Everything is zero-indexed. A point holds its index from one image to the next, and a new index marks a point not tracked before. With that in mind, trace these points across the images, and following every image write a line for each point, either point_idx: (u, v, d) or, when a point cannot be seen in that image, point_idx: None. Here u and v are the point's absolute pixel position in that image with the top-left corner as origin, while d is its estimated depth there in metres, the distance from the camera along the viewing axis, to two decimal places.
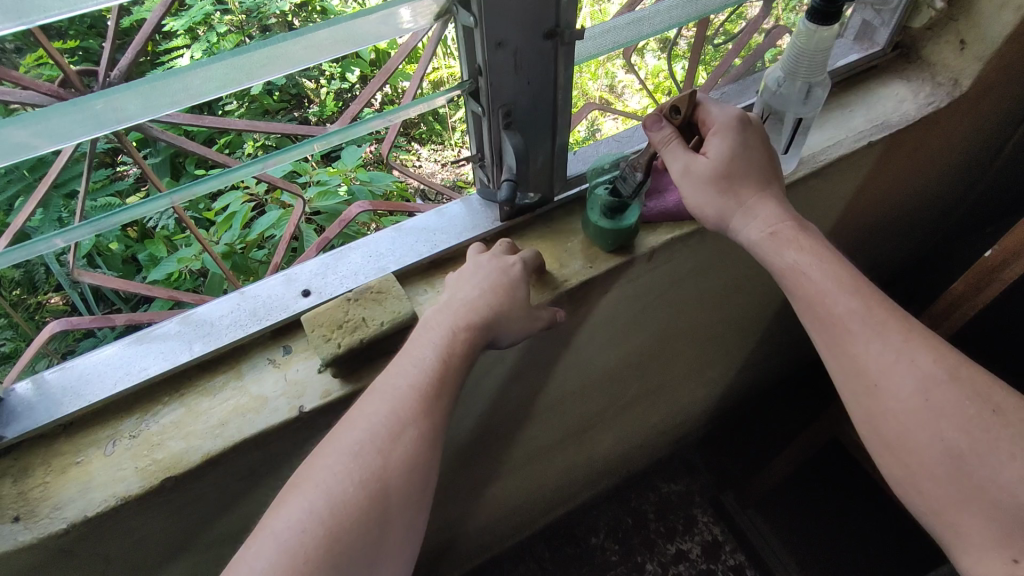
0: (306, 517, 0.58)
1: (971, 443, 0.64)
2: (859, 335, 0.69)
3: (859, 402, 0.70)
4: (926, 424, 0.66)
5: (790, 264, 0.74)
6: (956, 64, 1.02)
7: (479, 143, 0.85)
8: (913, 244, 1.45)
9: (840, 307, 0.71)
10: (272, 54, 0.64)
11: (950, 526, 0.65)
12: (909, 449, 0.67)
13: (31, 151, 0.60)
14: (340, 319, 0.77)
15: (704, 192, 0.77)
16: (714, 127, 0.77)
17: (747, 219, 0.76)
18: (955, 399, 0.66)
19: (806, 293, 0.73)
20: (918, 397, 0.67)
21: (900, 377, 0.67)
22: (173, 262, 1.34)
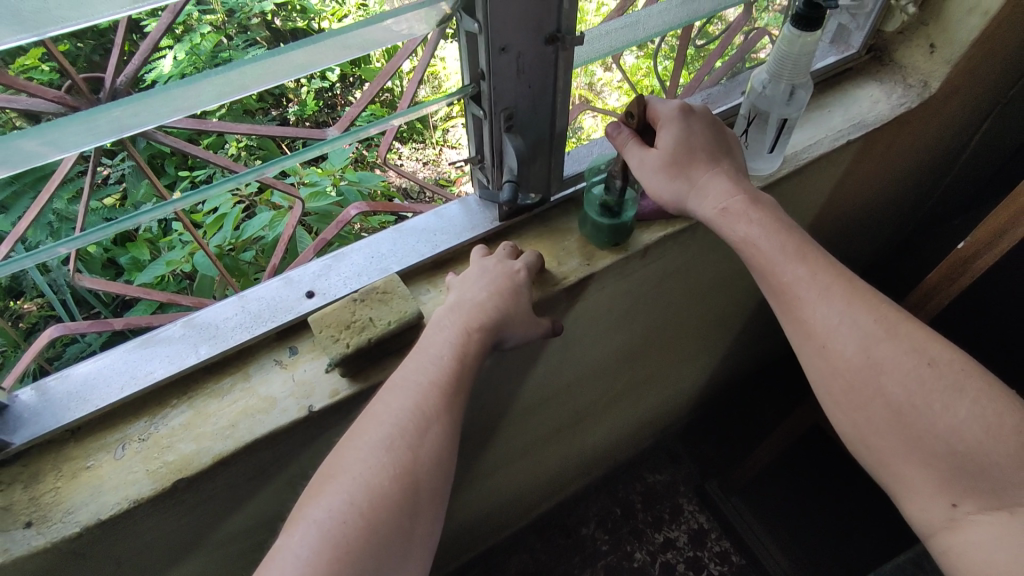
0: (345, 507, 0.60)
1: (908, 396, 0.68)
2: (808, 301, 0.72)
3: (812, 364, 0.74)
4: (869, 380, 0.69)
5: (741, 237, 0.76)
6: (926, 67, 1.08)
7: (479, 145, 0.87)
8: (884, 238, 1.51)
9: (787, 275, 0.73)
10: (278, 62, 0.65)
11: (896, 476, 0.70)
12: (852, 402, 0.71)
13: (41, 160, 0.61)
14: (347, 320, 0.79)
15: (658, 179, 0.79)
16: (661, 120, 0.81)
17: (700, 198, 0.79)
18: (894, 356, 0.69)
19: (757, 262, 0.75)
20: (861, 355, 0.70)
21: (844, 338, 0.70)
22: (161, 265, 1.32)
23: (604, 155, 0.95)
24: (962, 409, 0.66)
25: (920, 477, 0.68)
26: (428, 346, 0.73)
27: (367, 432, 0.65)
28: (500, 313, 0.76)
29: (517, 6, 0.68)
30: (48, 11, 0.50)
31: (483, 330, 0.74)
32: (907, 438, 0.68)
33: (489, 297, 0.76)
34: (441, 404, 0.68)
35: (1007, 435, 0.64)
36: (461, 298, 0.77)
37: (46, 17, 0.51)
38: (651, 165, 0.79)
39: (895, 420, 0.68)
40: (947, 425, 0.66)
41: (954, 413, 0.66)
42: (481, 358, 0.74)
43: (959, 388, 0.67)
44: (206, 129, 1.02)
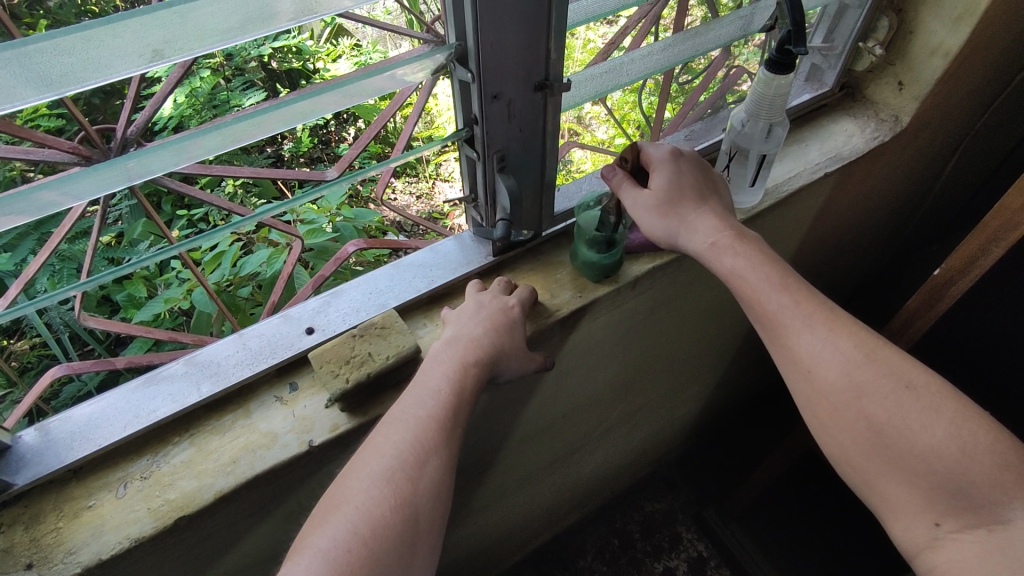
0: (348, 535, 0.61)
1: (888, 419, 0.70)
2: (793, 329, 0.75)
3: (797, 388, 0.76)
4: (852, 404, 0.72)
5: (729, 269, 0.79)
6: (896, 102, 1.14)
7: (472, 185, 0.91)
8: (867, 265, 1.56)
9: (773, 303, 0.77)
10: (284, 112, 0.69)
11: (880, 495, 0.72)
12: (835, 425, 0.73)
13: (57, 208, 0.64)
14: (347, 355, 0.81)
15: (650, 218, 0.82)
16: (653, 163, 0.85)
17: (690, 234, 0.82)
18: (876, 380, 0.72)
19: (743, 292, 0.79)
20: (843, 379, 0.73)
21: (827, 363, 0.73)
22: (159, 303, 1.33)
23: (594, 192, 0.99)
24: (939, 430, 0.69)
25: (904, 499, 0.70)
26: (426, 379, 0.75)
27: (367, 463, 0.67)
28: (496, 345, 0.79)
29: (508, 57, 0.72)
30: (73, 73, 0.54)
31: (479, 362, 0.76)
32: (889, 459, 0.70)
33: (485, 332, 0.79)
34: (440, 433, 0.70)
35: (982, 454, 0.67)
36: (461, 332, 0.79)
37: (68, 77, 0.54)
38: (644, 206, 0.82)
39: (877, 442, 0.71)
40: (923, 445, 0.69)
41: (930, 434, 0.69)
42: (479, 389, 0.76)
43: (936, 409, 0.70)
44: (211, 174, 1.06)
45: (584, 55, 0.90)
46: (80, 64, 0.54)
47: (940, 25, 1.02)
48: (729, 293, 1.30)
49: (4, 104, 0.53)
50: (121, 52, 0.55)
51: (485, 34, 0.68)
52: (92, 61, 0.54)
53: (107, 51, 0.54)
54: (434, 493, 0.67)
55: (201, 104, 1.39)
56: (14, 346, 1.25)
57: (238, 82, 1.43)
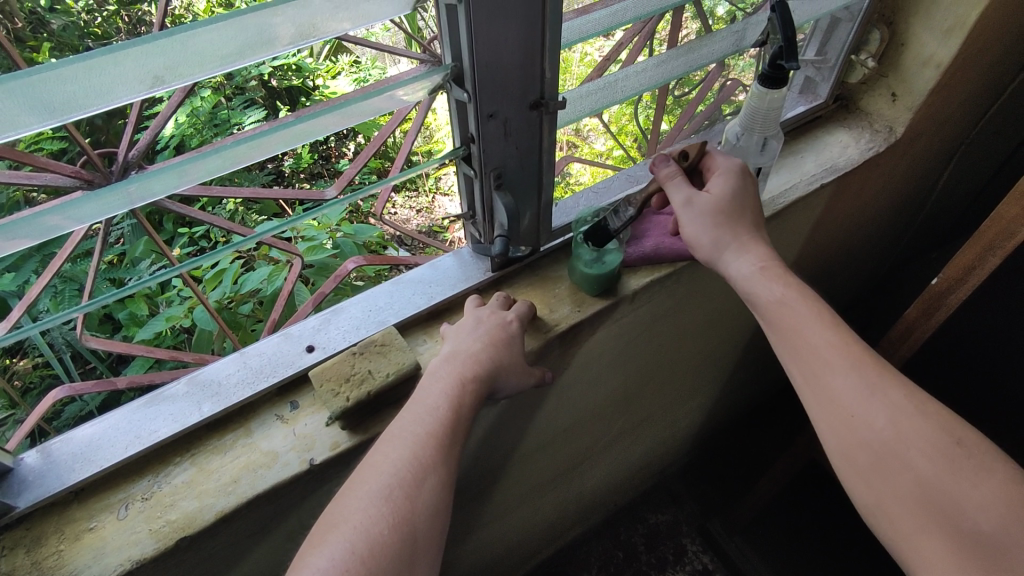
0: (346, 556, 0.61)
1: (934, 472, 0.69)
2: (839, 368, 0.74)
3: (834, 432, 0.74)
4: (895, 454, 0.71)
5: (779, 298, 0.79)
6: (890, 114, 1.14)
7: (470, 202, 0.92)
8: (867, 273, 1.56)
9: (821, 340, 0.76)
10: (283, 134, 0.69)
11: (882, 508, 0.72)
12: (876, 473, 0.71)
13: (61, 231, 0.65)
14: (346, 373, 0.81)
15: (702, 224, 0.83)
16: (718, 170, 0.86)
17: (738, 255, 0.82)
18: (923, 431, 0.71)
19: (789, 324, 0.78)
20: (890, 427, 0.71)
21: (875, 409, 0.72)
22: (161, 321, 1.33)
23: (592, 207, 1.00)
24: (987, 488, 0.67)
25: (934, 553, 0.67)
26: (424, 395, 0.75)
27: (366, 481, 0.67)
28: (493, 361, 0.79)
29: (503, 76, 0.73)
30: (75, 101, 0.55)
31: (476, 378, 0.77)
32: (929, 513, 0.68)
33: (482, 347, 0.80)
34: (438, 450, 0.70)
35: None
36: (459, 347, 0.80)
37: (70, 105, 0.55)
38: (692, 205, 0.83)
39: (919, 495, 0.69)
40: (970, 500, 0.67)
41: (973, 488, 0.67)
42: (476, 405, 0.76)
43: (986, 468, 0.68)
44: (211, 194, 1.07)
45: (583, 68, 0.91)
46: (82, 92, 0.55)
47: (931, 36, 1.03)
48: (729, 304, 1.30)
49: (7, 131, 0.54)
50: (122, 79, 0.56)
51: (481, 54, 0.69)
52: (93, 88, 0.55)
53: (108, 78, 0.55)
54: (432, 510, 0.67)
55: (201, 122, 1.39)
56: (16, 366, 1.26)
57: (238, 101, 1.45)
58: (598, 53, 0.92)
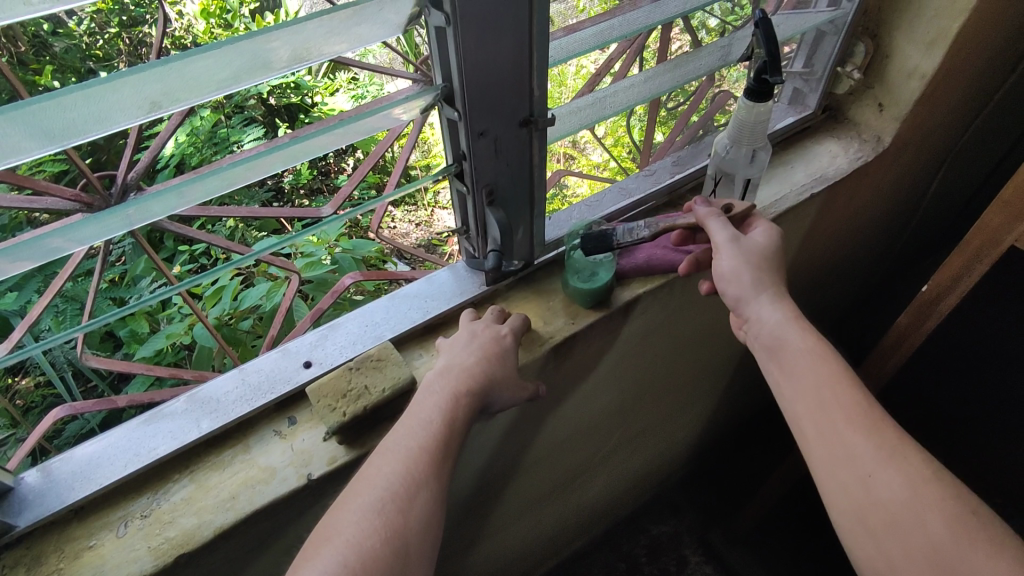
0: (339, 569, 0.61)
1: (950, 540, 0.63)
2: (860, 423, 0.71)
3: (845, 490, 0.70)
4: (914, 520, 0.65)
5: (808, 346, 0.78)
6: (878, 124, 1.16)
7: (463, 217, 0.93)
8: (863, 280, 1.57)
9: (845, 394, 0.73)
10: (279, 155, 0.71)
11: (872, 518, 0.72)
12: (887, 538, 0.66)
13: (62, 253, 0.66)
14: (344, 389, 0.82)
15: (746, 261, 0.84)
16: (756, 223, 0.90)
17: (771, 300, 0.82)
18: (941, 498, 0.65)
19: (814, 374, 0.76)
20: (905, 489, 0.67)
21: (892, 470, 0.68)
22: (161, 338, 1.34)
23: (584, 221, 1.01)
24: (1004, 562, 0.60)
25: None
26: (418, 409, 0.76)
27: (359, 495, 0.68)
28: (486, 375, 0.80)
29: (493, 95, 0.75)
30: (74, 127, 0.57)
31: (469, 392, 0.78)
32: None
33: (475, 361, 0.81)
34: (431, 463, 0.71)
35: None
36: (451, 360, 0.81)
37: (68, 131, 0.56)
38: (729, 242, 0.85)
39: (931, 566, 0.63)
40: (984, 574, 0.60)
41: (987, 560, 0.61)
42: (470, 418, 0.77)
43: (1002, 541, 0.62)
44: (209, 213, 1.08)
45: (577, 80, 0.92)
46: (81, 119, 0.56)
47: (915, 48, 1.05)
48: (724, 313, 1.31)
49: (9, 157, 0.55)
50: (120, 105, 0.57)
51: (472, 75, 0.71)
52: (92, 115, 0.57)
53: (106, 105, 0.56)
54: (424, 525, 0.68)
55: (201, 141, 1.44)
56: (18, 385, 1.27)
57: (238, 119, 1.47)
58: (591, 64, 0.92)
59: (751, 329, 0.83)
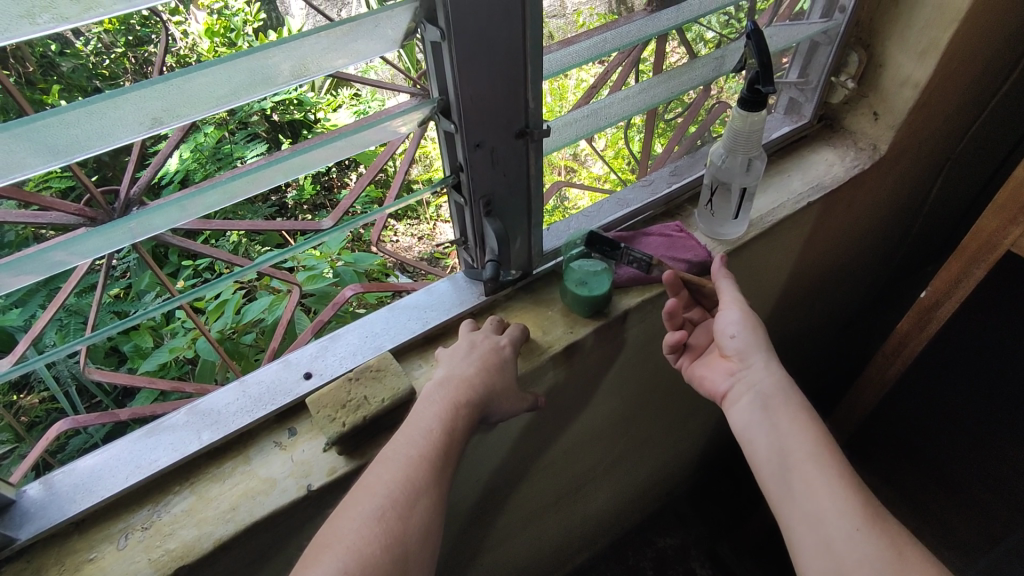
0: None
1: None
2: (849, 483, 0.74)
3: (827, 544, 0.70)
4: None
5: (804, 407, 0.82)
6: (874, 132, 1.17)
7: (461, 228, 0.94)
8: (864, 289, 1.57)
9: (837, 455, 0.77)
10: (279, 168, 0.72)
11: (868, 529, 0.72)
12: None
13: (65, 267, 0.67)
14: (343, 399, 0.83)
15: (757, 324, 0.88)
16: None
17: (772, 361, 0.86)
18: (922, 562, 0.67)
19: (809, 430, 0.79)
20: (889, 551, 0.68)
21: (877, 531, 0.69)
22: (165, 353, 1.35)
23: (582, 230, 1.02)
24: None
25: None
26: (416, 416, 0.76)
27: (359, 502, 0.68)
28: (482, 382, 0.80)
29: (489, 110, 0.76)
30: (78, 143, 0.58)
31: (466, 400, 0.78)
32: None
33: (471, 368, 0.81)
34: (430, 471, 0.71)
35: None
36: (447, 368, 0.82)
37: (71, 146, 0.57)
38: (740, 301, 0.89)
39: None
40: None
41: None
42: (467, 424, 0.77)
43: None
44: (211, 227, 1.10)
45: (578, 93, 0.93)
46: (85, 135, 0.57)
47: (907, 57, 1.06)
48: None
49: (14, 173, 0.56)
50: (122, 121, 0.58)
51: (467, 90, 0.73)
52: (96, 131, 0.58)
53: (109, 121, 0.58)
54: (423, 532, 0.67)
55: (205, 157, 1.46)
56: (23, 401, 1.28)
57: (242, 135, 1.50)
58: (591, 73, 0.93)
59: (751, 379, 0.85)
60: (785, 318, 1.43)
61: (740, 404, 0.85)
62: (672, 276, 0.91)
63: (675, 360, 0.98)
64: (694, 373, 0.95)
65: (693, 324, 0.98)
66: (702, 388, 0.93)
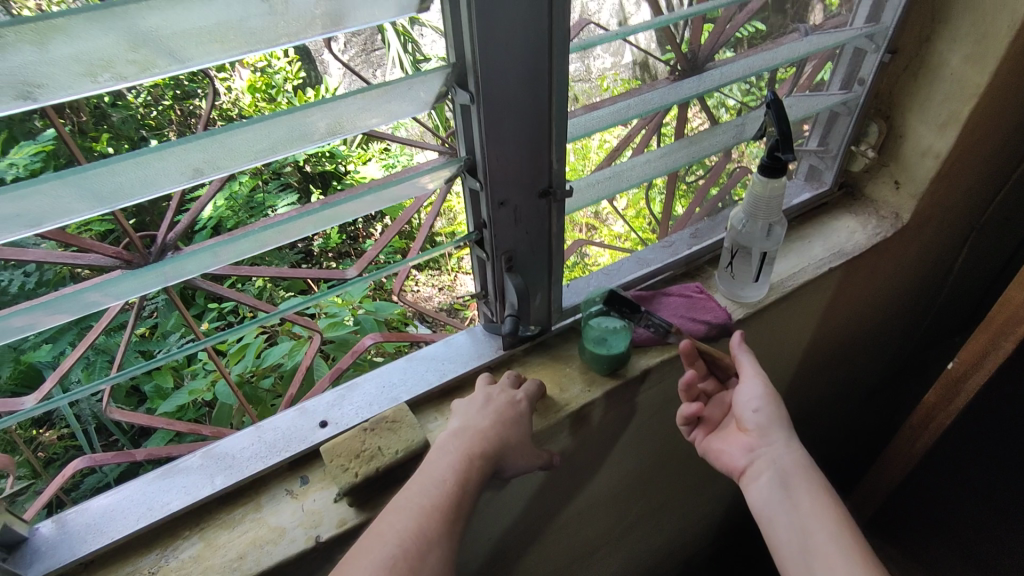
0: None
1: None
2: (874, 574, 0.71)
3: None
4: None
5: (825, 489, 0.80)
6: (895, 200, 1.18)
7: (483, 282, 0.96)
8: (890, 356, 1.54)
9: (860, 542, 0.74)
10: (310, 219, 0.74)
11: None
12: None
13: (98, 307, 0.69)
14: (357, 449, 0.82)
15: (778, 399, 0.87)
16: None
17: (792, 439, 0.85)
18: None
19: (830, 513, 0.77)
20: None
21: None
22: (184, 394, 1.37)
23: (602, 288, 1.03)
24: None
25: None
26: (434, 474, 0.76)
27: (369, 557, 0.67)
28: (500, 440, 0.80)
29: (513, 169, 0.79)
30: (123, 191, 0.61)
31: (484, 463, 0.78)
32: None
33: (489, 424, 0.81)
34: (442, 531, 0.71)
35: None
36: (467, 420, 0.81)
37: (116, 193, 0.61)
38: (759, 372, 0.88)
39: None
40: None
41: None
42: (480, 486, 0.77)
43: None
44: (240, 273, 1.13)
45: (600, 154, 0.95)
46: (131, 183, 0.61)
47: (927, 129, 1.08)
48: None
49: (61, 216, 0.60)
50: (166, 171, 0.62)
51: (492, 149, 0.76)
52: (141, 180, 0.61)
53: (154, 171, 0.61)
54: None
55: (238, 206, 1.52)
56: (43, 437, 1.29)
57: (274, 185, 1.56)
58: (615, 136, 0.95)
59: (771, 455, 0.83)
60: (808, 384, 1.40)
61: (758, 481, 0.83)
62: (689, 345, 0.90)
63: (687, 433, 0.96)
64: (710, 448, 0.92)
65: (706, 395, 0.96)
66: (718, 463, 0.91)
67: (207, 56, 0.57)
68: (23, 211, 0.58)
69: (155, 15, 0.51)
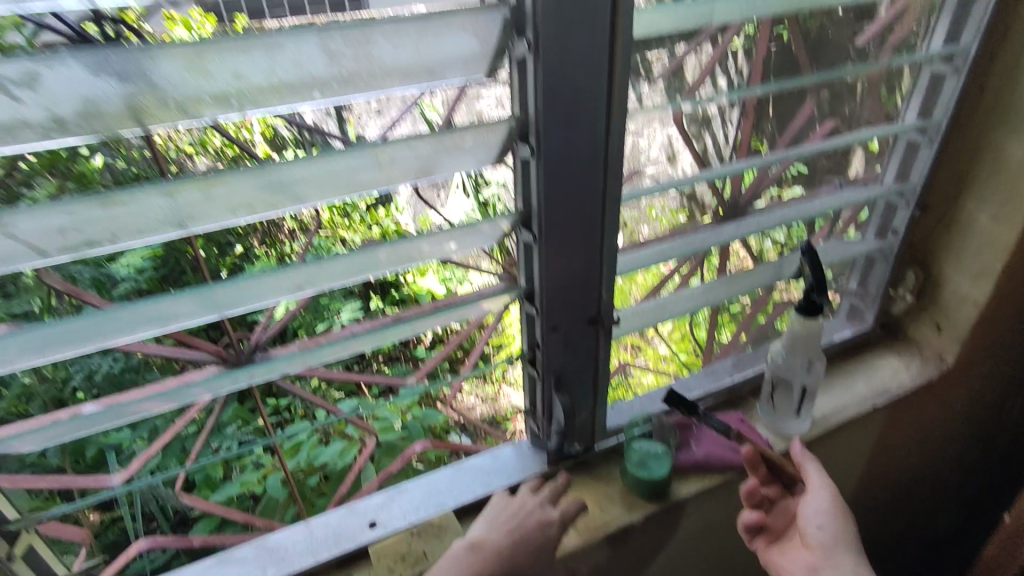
0: None
1: None
2: None
3: None
4: None
5: None
6: (937, 343, 1.20)
7: (530, 397, 1.02)
8: (947, 501, 1.48)
9: None
10: (382, 335, 0.85)
11: None
12: None
13: (191, 394, 0.79)
14: (403, 551, 0.92)
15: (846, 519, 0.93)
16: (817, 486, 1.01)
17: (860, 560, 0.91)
18: None
19: None
20: None
21: None
22: (237, 485, 1.44)
23: (645, 411, 1.07)
24: None
25: None
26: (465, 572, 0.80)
27: None
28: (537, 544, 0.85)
29: (562, 299, 0.88)
30: (235, 301, 0.71)
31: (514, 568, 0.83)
32: None
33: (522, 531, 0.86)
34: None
35: None
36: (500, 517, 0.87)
37: (228, 302, 0.71)
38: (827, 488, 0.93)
39: None
40: None
41: None
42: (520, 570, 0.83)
43: None
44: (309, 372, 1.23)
45: (647, 279, 1.05)
46: (242, 295, 0.71)
47: (964, 278, 1.13)
48: None
49: (181, 319, 0.70)
50: (272, 287, 0.72)
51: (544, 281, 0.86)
52: (250, 293, 0.72)
53: (263, 286, 0.72)
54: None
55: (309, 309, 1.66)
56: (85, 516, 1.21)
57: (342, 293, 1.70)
58: (662, 269, 1.06)
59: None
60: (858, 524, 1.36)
61: None
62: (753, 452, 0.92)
63: (750, 540, 1.00)
64: (772, 558, 0.98)
65: (770, 501, 0.99)
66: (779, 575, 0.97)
67: (322, 198, 0.67)
68: (157, 312, 0.69)
69: (284, 168, 0.63)
